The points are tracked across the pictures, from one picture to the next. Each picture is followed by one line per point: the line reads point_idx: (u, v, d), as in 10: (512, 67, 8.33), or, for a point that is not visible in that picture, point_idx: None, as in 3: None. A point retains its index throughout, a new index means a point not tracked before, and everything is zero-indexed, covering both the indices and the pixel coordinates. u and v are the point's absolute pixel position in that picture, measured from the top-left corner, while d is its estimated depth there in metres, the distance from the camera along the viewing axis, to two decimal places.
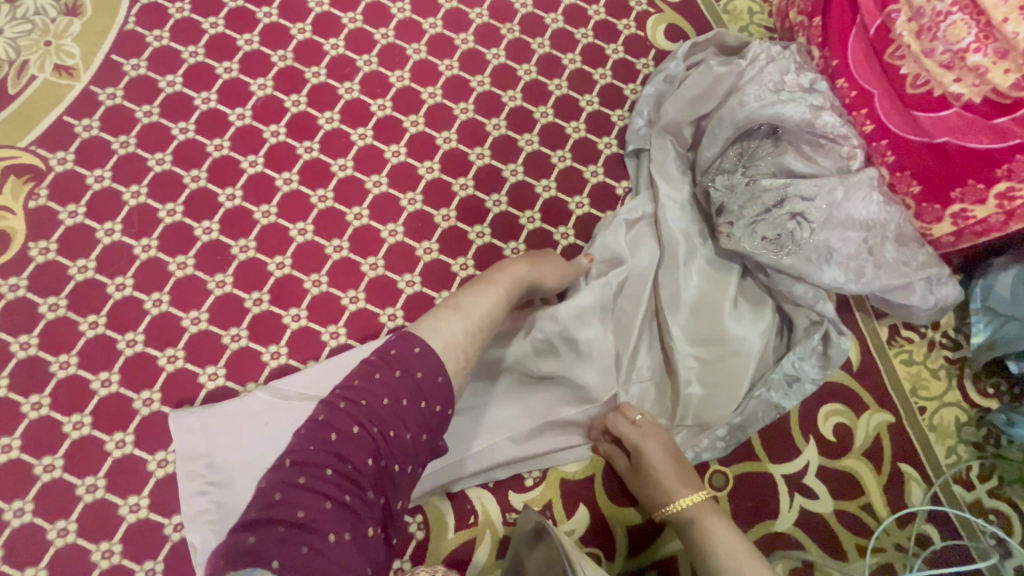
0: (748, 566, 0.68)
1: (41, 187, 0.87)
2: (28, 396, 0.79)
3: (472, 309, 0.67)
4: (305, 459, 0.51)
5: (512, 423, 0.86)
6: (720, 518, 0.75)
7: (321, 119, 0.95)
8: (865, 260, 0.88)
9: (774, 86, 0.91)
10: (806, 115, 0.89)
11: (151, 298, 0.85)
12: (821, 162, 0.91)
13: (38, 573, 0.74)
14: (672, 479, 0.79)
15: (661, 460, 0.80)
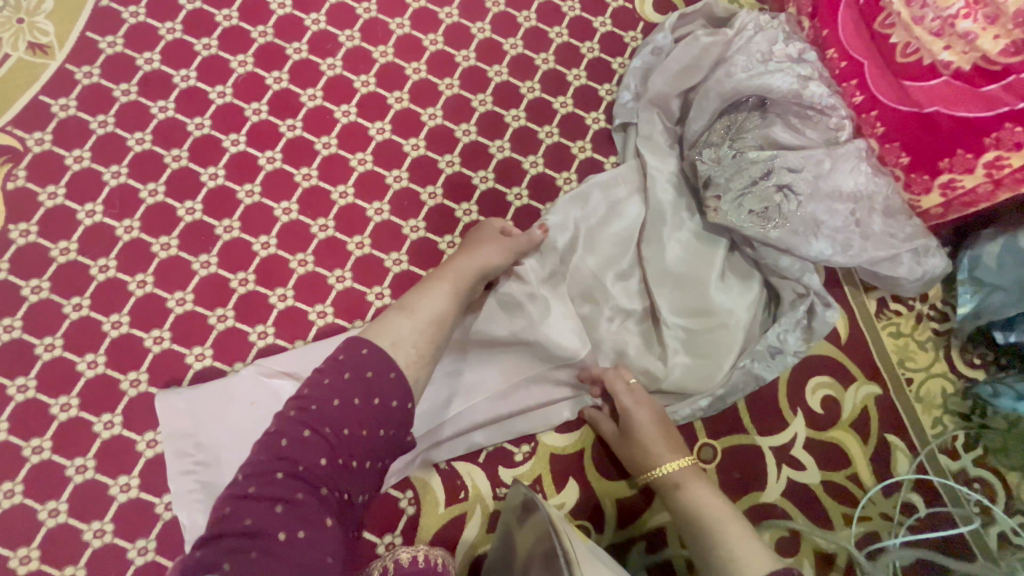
0: (730, 526, 0.68)
1: (19, 168, 0.85)
2: (15, 379, 0.79)
3: (419, 308, 0.69)
4: (256, 467, 0.53)
5: (484, 390, 0.86)
6: (704, 483, 0.76)
7: (304, 96, 0.94)
8: (851, 231, 0.88)
9: (762, 56, 0.90)
10: (794, 85, 0.88)
11: (135, 280, 0.84)
12: (808, 134, 0.90)
13: (30, 553, 0.74)
14: (660, 444, 0.79)
15: (649, 424, 0.81)
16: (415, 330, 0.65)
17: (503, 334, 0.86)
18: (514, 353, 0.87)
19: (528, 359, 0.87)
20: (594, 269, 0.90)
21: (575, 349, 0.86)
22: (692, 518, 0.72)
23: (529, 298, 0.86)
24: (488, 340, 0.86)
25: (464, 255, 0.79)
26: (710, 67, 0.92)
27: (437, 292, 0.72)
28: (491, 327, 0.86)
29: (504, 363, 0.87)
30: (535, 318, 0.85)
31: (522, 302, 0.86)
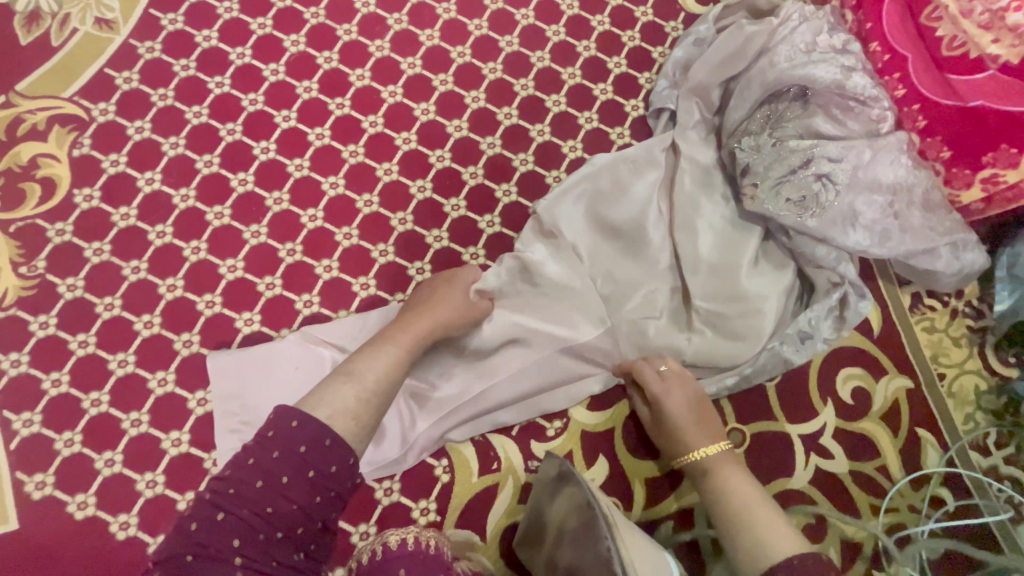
0: (759, 513, 0.71)
1: (85, 137, 0.89)
2: (75, 335, 0.83)
3: (365, 372, 0.67)
4: (171, 554, 0.53)
5: (492, 377, 0.86)
6: (738, 469, 0.77)
7: (353, 76, 0.97)
8: (888, 225, 0.88)
9: (806, 47, 0.90)
10: (837, 76, 0.88)
11: (190, 246, 0.88)
12: (850, 125, 0.90)
13: (88, 499, 0.78)
14: (695, 429, 0.81)
15: (682, 408, 0.83)
16: (359, 399, 0.64)
17: (516, 321, 0.86)
18: (527, 338, 0.87)
19: (540, 342, 0.87)
20: (613, 252, 0.92)
21: (591, 326, 0.89)
22: (720, 502, 0.74)
23: (537, 291, 0.88)
24: (502, 325, 0.86)
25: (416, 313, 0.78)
26: (752, 57, 0.93)
27: (389, 350, 0.71)
28: (499, 312, 0.87)
29: (514, 348, 0.87)
30: (545, 304, 0.88)
31: (528, 289, 0.88)
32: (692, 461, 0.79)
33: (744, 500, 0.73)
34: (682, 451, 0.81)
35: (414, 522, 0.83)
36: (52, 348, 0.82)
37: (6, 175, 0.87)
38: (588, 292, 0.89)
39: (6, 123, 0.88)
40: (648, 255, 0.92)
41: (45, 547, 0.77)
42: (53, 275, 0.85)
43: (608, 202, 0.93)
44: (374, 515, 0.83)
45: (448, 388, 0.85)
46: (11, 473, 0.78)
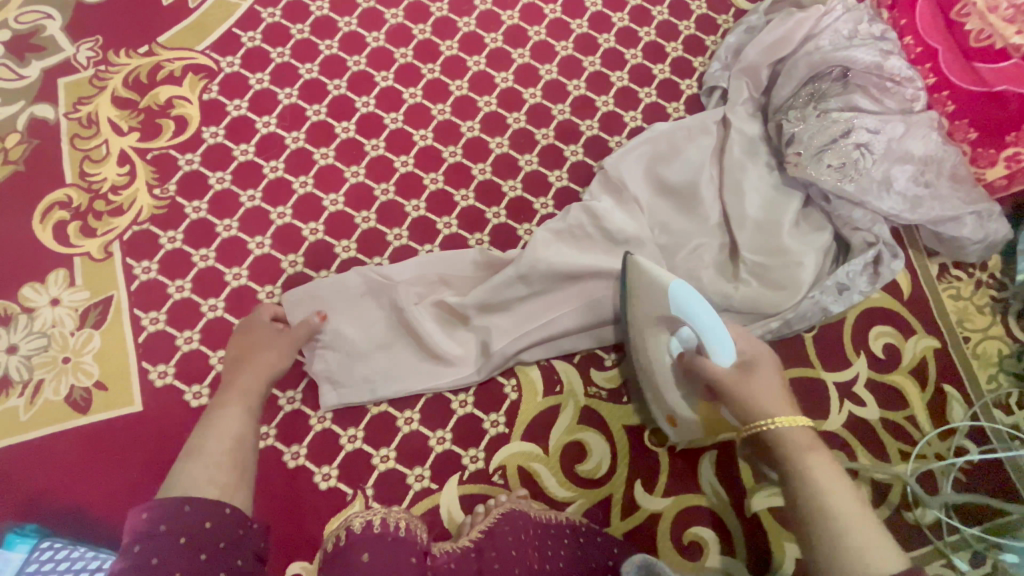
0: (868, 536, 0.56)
1: (213, 84, 1.03)
2: (199, 250, 0.95)
3: (208, 445, 0.66)
4: None
5: (557, 308, 0.95)
6: (823, 454, 0.65)
7: (443, 46, 1.10)
8: (917, 193, 0.99)
9: (848, 34, 1.03)
10: (876, 58, 1.00)
11: (298, 180, 1.00)
12: (886, 104, 1.01)
13: (202, 389, 0.89)
14: (775, 405, 0.71)
15: (761, 386, 0.75)
16: (210, 466, 0.63)
17: (582, 260, 0.96)
18: (590, 276, 0.96)
19: (604, 281, 0.96)
20: (668, 207, 1.03)
21: None
22: (806, 487, 0.62)
23: (602, 235, 0.98)
24: (570, 263, 0.95)
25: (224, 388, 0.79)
26: (799, 42, 1.05)
27: (231, 414, 0.72)
28: (568, 251, 0.97)
29: (581, 285, 0.96)
30: (610, 248, 0.98)
31: (595, 233, 0.98)
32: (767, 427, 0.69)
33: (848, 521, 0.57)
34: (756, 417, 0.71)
35: (485, 432, 0.92)
36: (178, 259, 0.94)
37: (146, 112, 1.00)
38: (649, 241, 0.99)
39: (148, 68, 1.02)
40: (700, 211, 1.02)
41: (165, 428, 0.87)
42: (182, 197, 0.97)
43: (667, 163, 1.04)
44: (450, 424, 0.92)
45: (520, 316, 0.95)
46: (139, 363, 0.89)
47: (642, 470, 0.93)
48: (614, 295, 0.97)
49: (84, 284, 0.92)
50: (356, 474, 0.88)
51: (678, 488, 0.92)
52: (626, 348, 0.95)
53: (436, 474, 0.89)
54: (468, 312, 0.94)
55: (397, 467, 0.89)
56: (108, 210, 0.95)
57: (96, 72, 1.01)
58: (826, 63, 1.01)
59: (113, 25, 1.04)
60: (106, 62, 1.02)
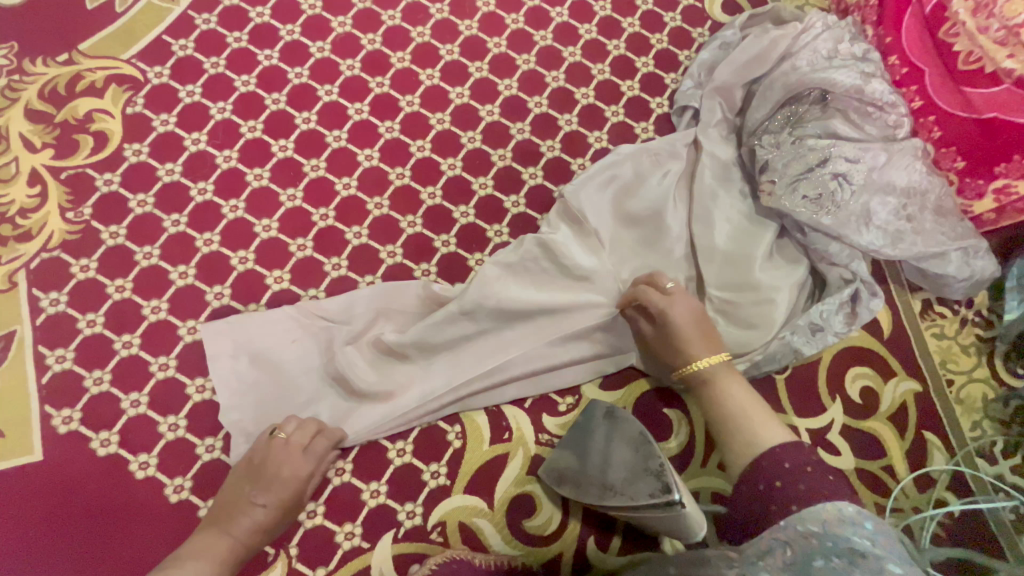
0: (761, 432, 0.67)
1: (139, 97, 0.94)
2: (114, 280, 0.86)
3: None
4: None
5: (508, 350, 0.87)
6: (737, 380, 0.74)
7: (393, 58, 1.02)
8: (898, 228, 0.91)
9: (828, 53, 0.95)
10: (857, 81, 0.92)
11: (228, 204, 0.92)
12: (867, 130, 0.94)
13: (111, 437, 0.81)
14: (693, 341, 0.77)
15: (687, 316, 0.80)
16: None
17: (535, 299, 0.88)
18: (544, 316, 0.89)
19: (560, 321, 0.89)
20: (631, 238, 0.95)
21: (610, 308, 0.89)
22: (722, 411, 0.71)
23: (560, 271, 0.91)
24: (521, 302, 0.88)
25: (221, 504, 0.75)
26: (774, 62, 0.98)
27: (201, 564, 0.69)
28: (522, 289, 0.89)
29: (534, 325, 0.89)
30: (567, 284, 0.91)
31: (552, 268, 0.91)
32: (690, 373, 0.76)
33: (752, 427, 0.68)
34: (682, 355, 0.78)
35: (424, 484, 0.84)
36: (91, 290, 0.86)
37: (62, 127, 0.91)
38: (611, 277, 0.91)
39: (67, 79, 0.93)
40: (665, 243, 0.94)
41: (67, 480, 0.79)
42: (98, 222, 0.88)
43: (632, 192, 0.96)
44: (386, 475, 0.84)
45: (467, 358, 0.87)
46: (41, 407, 0.81)
47: (595, 526, 0.85)
48: (572, 336, 0.88)
49: None
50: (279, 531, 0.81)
51: (633, 545, 0.84)
52: (614, 432, 0.79)
53: (368, 531, 0.82)
54: (408, 353, 0.86)
55: (325, 523, 0.82)
56: (15, 236, 0.86)
57: (8, 82, 0.93)
58: (802, 84, 0.93)
59: (30, 31, 0.95)
60: (20, 71, 0.93)
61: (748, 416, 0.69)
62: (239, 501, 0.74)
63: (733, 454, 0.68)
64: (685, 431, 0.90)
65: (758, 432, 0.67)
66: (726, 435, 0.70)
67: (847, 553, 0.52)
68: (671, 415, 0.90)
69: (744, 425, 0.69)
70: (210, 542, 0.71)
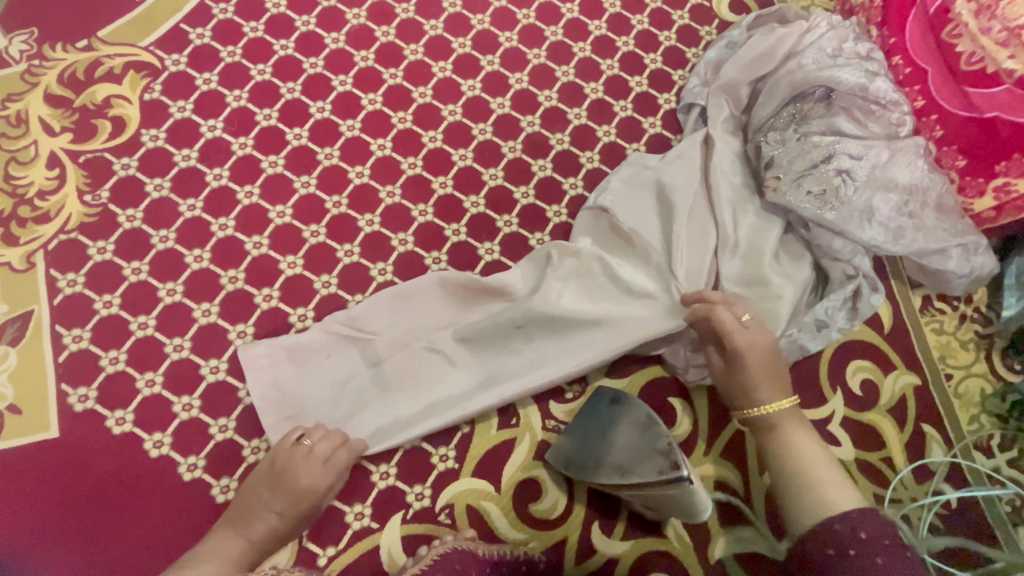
0: (832, 490, 0.63)
1: (156, 83, 0.96)
2: (130, 262, 0.88)
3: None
4: None
5: (560, 358, 0.88)
6: (805, 431, 0.71)
7: (407, 50, 1.04)
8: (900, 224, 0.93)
9: (832, 53, 0.98)
10: (862, 78, 0.94)
11: (243, 190, 0.93)
12: (871, 127, 0.96)
13: (126, 415, 0.82)
14: (764, 380, 0.75)
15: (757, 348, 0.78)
16: None
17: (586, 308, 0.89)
18: (595, 325, 0.89)
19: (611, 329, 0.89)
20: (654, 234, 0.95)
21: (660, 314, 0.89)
22: (789, 459, 0.68)
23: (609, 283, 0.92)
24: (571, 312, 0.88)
25: (232, 512, 0.73)
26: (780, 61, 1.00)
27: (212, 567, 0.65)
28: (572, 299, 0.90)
29: (587, 334, 0.89)
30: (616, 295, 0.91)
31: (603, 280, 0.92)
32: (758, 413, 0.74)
33: (820, 482, 0.64)
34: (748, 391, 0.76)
35: (433, 467, 0.86)
36: (107, 271, 0.87)
37: (81, 111, 0.93)
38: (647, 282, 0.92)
39: (86, 64, 0.95)
40: (693, 242, 0.94)
41: (82, 457, 0.80)
42: (114, 205, 0.90)
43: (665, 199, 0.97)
44: (395, 458, 0.86)
45: (517, 365, 0.88)
46: (58, 385, 0.82)
47: (600, 511, 0.86)
48: (611, 347, 0.88)
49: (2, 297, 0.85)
50: None
51: (637, 530, 0.86)
52: (620, 421, 0.80)
53: (377, 512, 0.83)
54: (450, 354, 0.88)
55: (335, 503, 0.83)
56: (33, 217, 0.88)
57: (28, 67, 0.94)
58: (808, 83, 0.95)
59: (50, 17, 0.97)
60: (40, 56, 0.95)
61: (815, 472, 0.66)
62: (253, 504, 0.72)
63: (794, 508, 0.64)
64: (689, 421, 0.92)
65: (831, 491, 0.63)
66: (789, 491, 0.66)
67: None
68: (675, 404, 0.92)
69: (808, 479, 0.65)
70: (221, 545, 0.68)
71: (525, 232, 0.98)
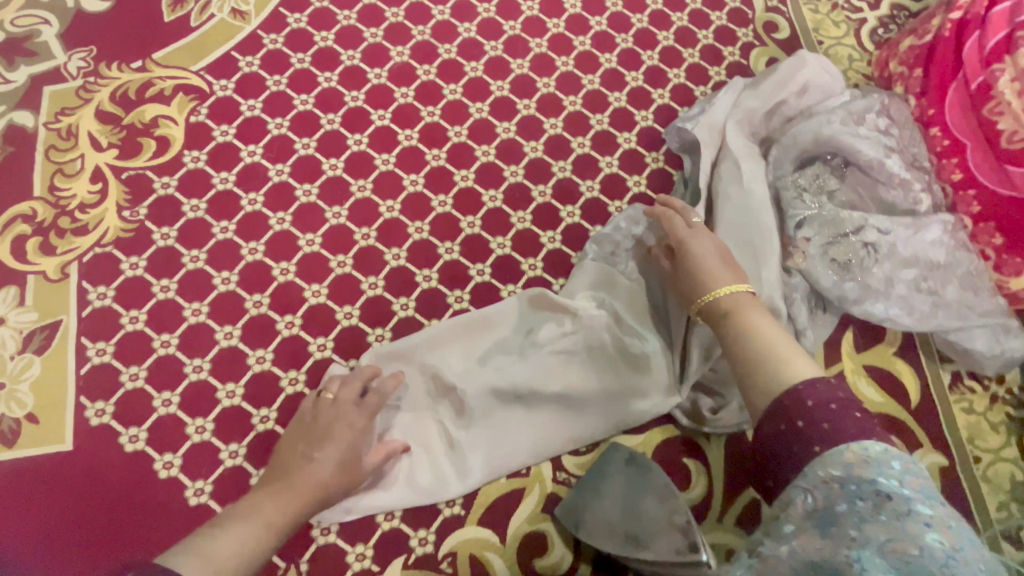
0: (781, 356, 0.61)
1: (202, 107, 0.99)
2: (160, 280, 0.89)
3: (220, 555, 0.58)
4: None
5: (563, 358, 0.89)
6: (756, 312, 0.68)
7: (446, 90, 1.06)
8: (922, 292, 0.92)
9: (857, 120, 0.96)
10: (883, 154, 0.94)
11: (276, 216, 0.95)
12: (891, 200, 0.95)
13: (139, 433, 0.82)
14: (715, 274, 0.74)
15: (711, 250, 0.78)
16: None
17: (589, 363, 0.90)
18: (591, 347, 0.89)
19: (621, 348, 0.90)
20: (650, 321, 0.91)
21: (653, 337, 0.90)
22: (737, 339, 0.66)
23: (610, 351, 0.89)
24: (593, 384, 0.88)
25: (303, 436, 0.74)
26: (802, 115, 0.99)
27: (275, 505, 0.66)
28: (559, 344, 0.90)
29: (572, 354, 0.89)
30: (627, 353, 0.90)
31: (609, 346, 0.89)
32: (712, 302, 0.71)
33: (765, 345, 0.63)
34: (699, 286, 0.74)
35: (439, 512, 0.84)
36: (137, 287, 0.89)
37: (129, 129, 0.96)
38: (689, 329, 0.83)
39: (138, 85, 0.98)
40: None
41: (93, 472, 0.80)
42: (151, 222, 0.92)
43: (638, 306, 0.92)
44: None
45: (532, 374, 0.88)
46: (77, 397, 0.83)
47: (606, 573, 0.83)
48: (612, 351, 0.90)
49: (33, 305, 0.86)
50: (291, 545, 0.81)
51: None
52: (643, 483, 0.80)
53: (379, 554, 0.82)
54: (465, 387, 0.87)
55: (338, 541, 0.82)
56: (72, 229, 0.90)
57: (84, 83, 0.98)
58: (832, 141, 0.94)
59: (109, 38, 1.01)
60: (95, 74, 0.98)
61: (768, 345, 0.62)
62: (302, 454, 0.72)
63: (755, 375, 0.61)
64: (703, 484, 0.89)
65: (781, 358, 0.60)
66: (743, 366, 0.63)
67: (872, 495, 0.48)
68: (690, 466, 0.89)
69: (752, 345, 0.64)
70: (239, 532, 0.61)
71: (549, 277, 0.98)
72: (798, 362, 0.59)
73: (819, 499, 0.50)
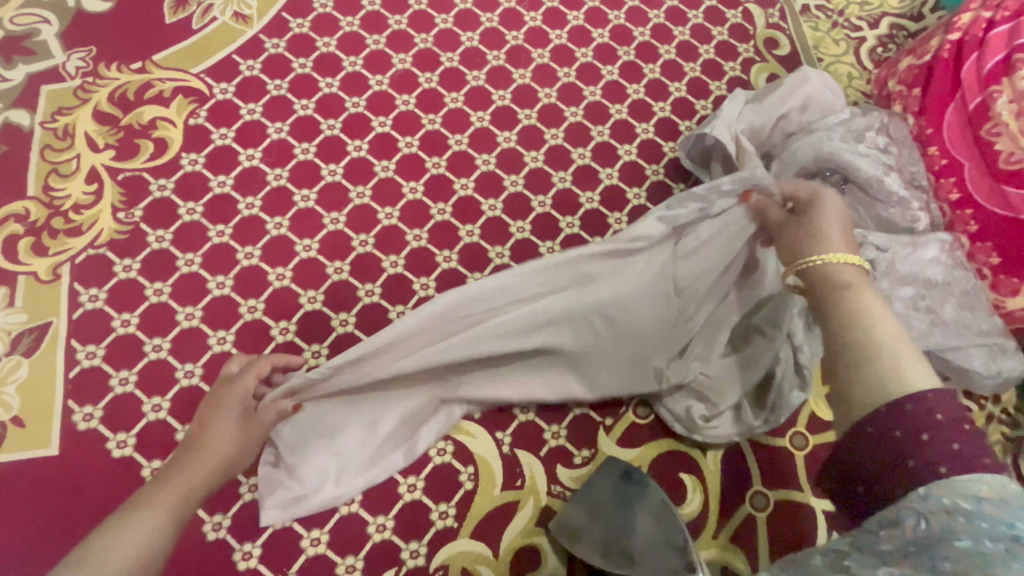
0: (897, 352, 0.51)
1: (202, 110, 0.98)
2: (154, 283, 0.88)
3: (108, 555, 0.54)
4: None
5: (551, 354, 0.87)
6: (873, 294, 0.57)
7: (447, 98, 1.05)
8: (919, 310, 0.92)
9: (858, 137, 0.96)
10: (883, 172, 0.94)
11: (273, 221, 0.94)
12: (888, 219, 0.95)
13: (127, 439, 0.81)
14: (828, 242, 0.63)
15: (836, 217, 0.66)
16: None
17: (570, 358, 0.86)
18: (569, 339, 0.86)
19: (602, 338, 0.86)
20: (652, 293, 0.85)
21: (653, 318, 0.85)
22: (844, 320, 0.55)
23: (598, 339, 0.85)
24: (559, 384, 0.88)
25: (206, 421, 0.72)
26: (802, 131, 0.99)
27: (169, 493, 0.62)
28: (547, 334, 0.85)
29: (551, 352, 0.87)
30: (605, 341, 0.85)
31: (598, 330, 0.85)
32: (824, 272, 0.60)
33: (877, 332, 0.53)
34: (812, 253, 0.63)
35: (431, 524, 0.83)
36: (130, 290, 0.87)
37: (126, 130, 0.95)
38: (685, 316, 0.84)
39: (137, 86, 0.98)
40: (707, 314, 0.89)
41: (78, 479, 0.79)
42: (146, 224, 0.91)
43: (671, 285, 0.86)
44: (394, 510, 0.83)
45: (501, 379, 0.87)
46: (64, 401, 0.82)
47: None
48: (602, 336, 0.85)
49: (22, 306, 0.85)
50: (281, 556, 0.80)
51: None
52: (638, 501, 0.79)
53: (370, 566, 0.80)
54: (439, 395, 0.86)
55: (328, 552, 0.80)
56: (65, 230, 0.89)
57: (82, 83, 0.97)
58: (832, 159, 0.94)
59: (109, 38, 1.00)
60: (94, 74, 0.98)
61: (881, 336, 0.52)
62: (204, 435, 0.70)
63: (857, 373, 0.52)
64: (699, 499, 0.88)
65: (892, 358, 0.51)
66: (845, 356, 0.53)
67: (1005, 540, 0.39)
68: (686, 481, 0.88)
69: (877, 324, 0.53)
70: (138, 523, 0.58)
71: None
72: (913, 366, 0.50)
73: (935, 527, 0.41)
